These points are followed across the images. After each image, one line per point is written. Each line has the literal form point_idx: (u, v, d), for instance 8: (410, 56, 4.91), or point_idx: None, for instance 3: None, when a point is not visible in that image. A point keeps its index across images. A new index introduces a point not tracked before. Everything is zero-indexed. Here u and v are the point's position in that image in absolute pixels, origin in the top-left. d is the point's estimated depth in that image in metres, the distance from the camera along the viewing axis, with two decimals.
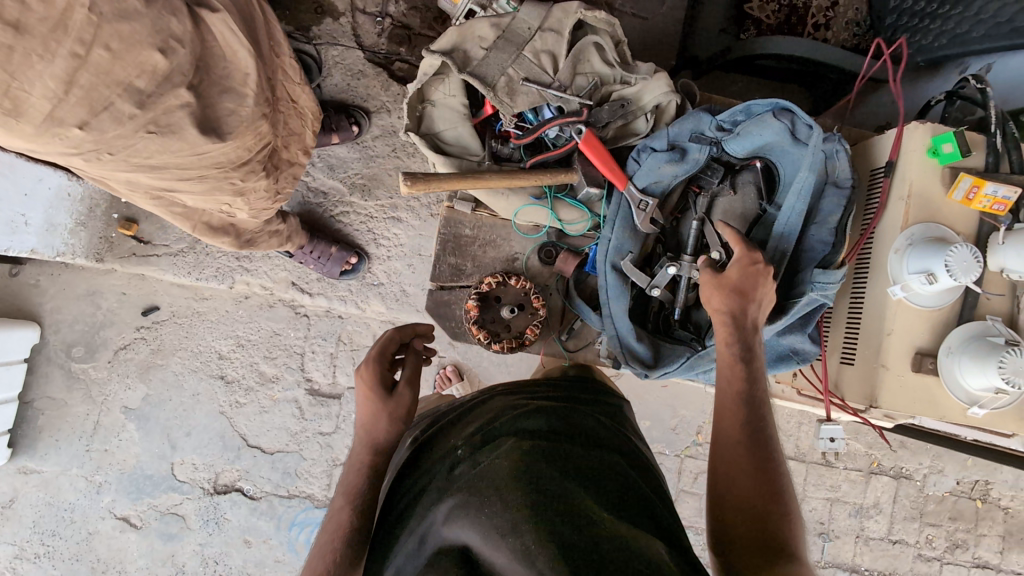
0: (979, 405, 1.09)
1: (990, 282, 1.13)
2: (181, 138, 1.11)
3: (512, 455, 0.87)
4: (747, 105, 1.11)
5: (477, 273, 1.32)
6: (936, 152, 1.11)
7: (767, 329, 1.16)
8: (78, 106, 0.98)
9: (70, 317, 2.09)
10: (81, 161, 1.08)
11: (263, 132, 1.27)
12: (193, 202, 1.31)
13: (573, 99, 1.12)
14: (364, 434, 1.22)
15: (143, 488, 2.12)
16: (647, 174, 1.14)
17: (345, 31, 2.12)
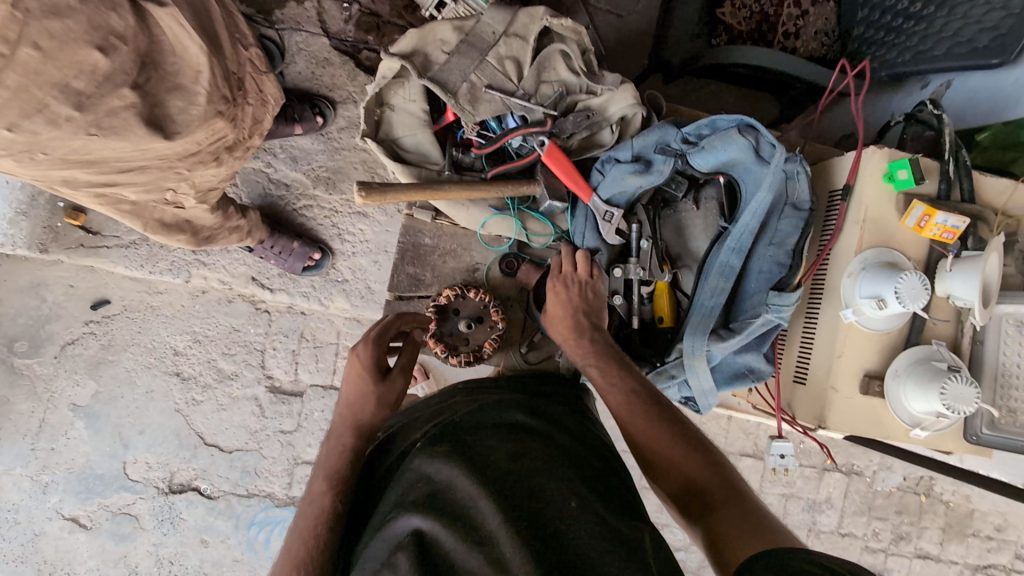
0: (921, 427, 1.12)
1: (936, 307, 1.16)
2: (125, 136, 1.05)
3: (477, 460, 0.92)
4: (713, 119, 1.10)
5: (435, 283, 1.31)
6: (892, 178, 1.13)
7: (722, 348, 1.15)
8: (8, 109, 0.92)
9: (12, 310, 1.99)
10: (12, 162, 1.02)
11: (215, 131, 1.21)
12: (136, 195, 1.23)
13: (536, 109, 1.09)
14: (348, 416, 1.17)
15: (94, 488, 2.04)
16: (612, 184, 1.12)
17: (310, 17, 2.04)
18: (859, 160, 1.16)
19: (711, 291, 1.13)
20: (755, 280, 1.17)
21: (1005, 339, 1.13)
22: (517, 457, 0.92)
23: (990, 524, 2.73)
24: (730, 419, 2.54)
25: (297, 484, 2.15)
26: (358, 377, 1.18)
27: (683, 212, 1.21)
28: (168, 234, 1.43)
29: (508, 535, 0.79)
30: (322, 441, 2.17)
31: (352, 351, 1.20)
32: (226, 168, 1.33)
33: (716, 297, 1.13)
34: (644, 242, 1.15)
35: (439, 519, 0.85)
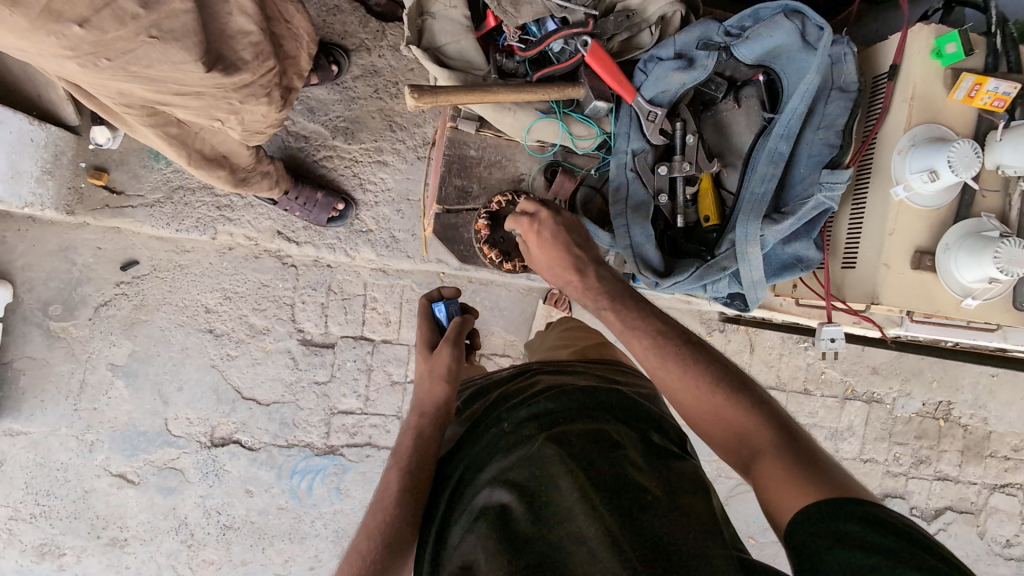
0: (972, 296, 1.15)
1: (985, 180, 1.17)
2: (178, 44, 1.05)
3: (560, 434, 0.97)
4: (755, 10, 1.10)
5: (483, 195, 1.28)
6: (941, 54, 1.14)
7: (775, 233, 1.17)
8: (79, 1, 0.94)
9: (43, 275, 2.00)
10: (75, 67, 1.04)
11: (262, 58, 1.22)
12: (185, 117, 1.25)
13: (578, 9, 1.05)
14: (418, 397, 1.29)
15: (139, 445, 2.09)
16: (656, 82, 1.11)
17: None
18: (903, 41, 1.17)
19: (761, 178, 1.14)
20: (804, 166, 1.18)
21: None
22: (599, 442, 0.96)
23: (1007, 445, 2.82)
24: (752, 354, 2.58)
25: (335, 432, 2.21)
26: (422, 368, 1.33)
27: (724, 112, 1.22)
28: (207, 168, 1.45)
29: (589, 514, 0.83)
30: (356, 390, 2.22)
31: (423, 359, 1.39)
32: (274, 107, 1.35)
33: (766, 183, 1.15)
34: (690, 138, 1.15)
35: (523, 496, 0.90)
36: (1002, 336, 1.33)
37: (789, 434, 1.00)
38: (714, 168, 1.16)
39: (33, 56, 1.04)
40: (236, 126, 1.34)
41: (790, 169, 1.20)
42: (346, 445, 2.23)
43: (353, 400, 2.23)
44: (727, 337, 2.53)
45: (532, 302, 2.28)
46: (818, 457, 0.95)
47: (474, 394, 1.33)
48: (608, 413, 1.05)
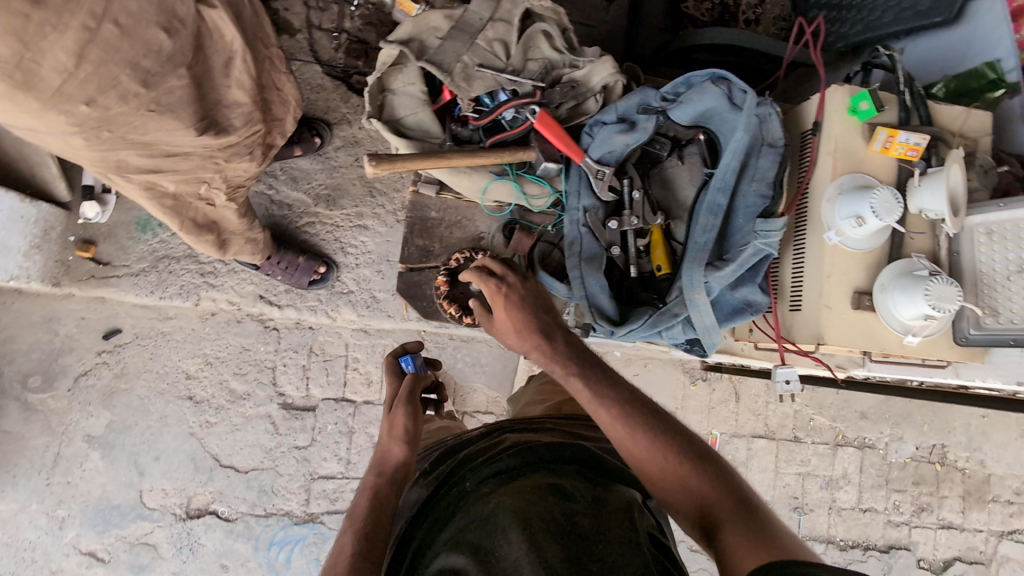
0: (912, 333, 1.17)
1: (912, 223, 1.24)
2: (173, 114, 1.10)
3: (523, 489, 0.98)
4: (687, 77, 1.17)
5: (444, 253, 1.33)
6: (855, 111, 1.22)
7: (718, 280, 1.17)
8: (88, 83, 0.97)
9: (24, 346, 2.02)
10: (80, 141, 1.05)
11: (250, 120, 1.27)
12: (174, 184, 1.27)
13: (526, 82, 1.15)
14: (378, 456, 1.27)
15: (111, 520, 2.03)
16: (602, 144, 1.16)
17: (302, 47, 2.21)
18: (824, 100, 1.25)
19: (703, 229, 1.17)
20: (741, 216, 1.19)
21: (979, 247, 1.20)
22: (561, 496, 0.96)
23: (1009, 488, 2.75)
24: (738, 402, 2.56)
25: (315, 499, 2.16)
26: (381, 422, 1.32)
27: (670, 169, 1.25)
28: (194, 232, 1.45)
29: (534, 567, 0.84)
30: (337, 453, 2.19)
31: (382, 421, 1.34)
32: (255, 163, 1.39)
33: (707, 233, 1.17)
34: (637, 194, 1.19)
35: (475, 556, 0.90)
36: (953, 372, 1.34)
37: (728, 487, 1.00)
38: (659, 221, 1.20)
39: (36, 134, 1.04)
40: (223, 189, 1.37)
41: (729, 220, 1.21)
42: (327, 512, 2.17)
43: (334, 464, 2.19)
44: (711, 386, 2.53)
45: (513, 357, 2.29)
46: (775, 527, 0.94)
47: (440, 456, 1.30)
48: (568, 463, 1.07)
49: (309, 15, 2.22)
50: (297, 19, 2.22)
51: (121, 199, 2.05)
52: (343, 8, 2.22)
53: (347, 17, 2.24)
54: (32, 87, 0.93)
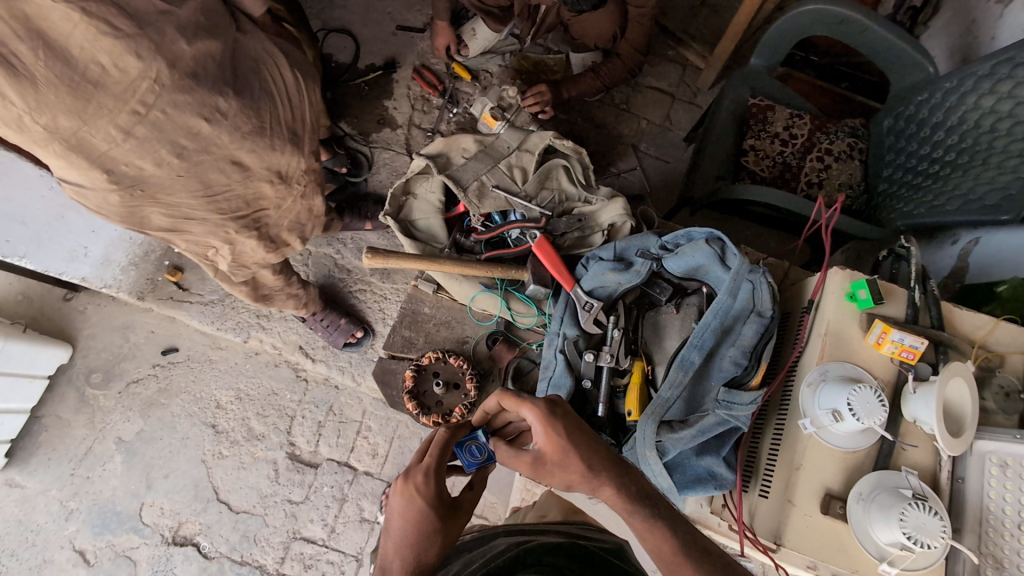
0: (888, 562, 0.99)
1: (907, 432, 1.09)
2: (199, 178, 1.20)
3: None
4: (690, 232, 1.14)
5: (425, 346, 1.37)
6: (853, 297, 1.13)
7: (675, 441, 1.07)
8: (131, 153, 1.09)
9: (100, 344, 2.31)
10: (115, 198, 1.14)
11: (257, 200, 1.37)
12: (188, 245, 1.36)
13: (535, 209, 1.22)
14: (411, 539, 1.01)
15: (108, 524, 2.14)
16: (594, 278, 1.17)
17: (399, 139, 2.56)
18: (823, 280, 1.17)
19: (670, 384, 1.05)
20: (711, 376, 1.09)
21: (989, 479, 1.03)
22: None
23: None
24: None
25: (290, 560, 2.15)
26: (406, 514, 1.03)
27: (664, 316, 1.18)
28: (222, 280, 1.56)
29: None
30: (324, 519, 2.19)
31: (413, 483, 1.06)
32: (263, 243, 1.47)
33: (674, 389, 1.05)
34: (618, 331, 1.13)
35: None
36: None
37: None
38: (628, 363, 1.12)
39: (79, 190, 1.13)
40: (226, 257, 1.44)
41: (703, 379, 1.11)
42: None
43: (318, 528, 2.19)
44: None
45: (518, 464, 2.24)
46: None
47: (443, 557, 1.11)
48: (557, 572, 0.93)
49: (412, 116, 2.59)
50: (400, 116, 2.58)
51: None
52: (443, 113, 2.58)
53: (443, 122, 2.57)
54: (80, 153, 1.05)
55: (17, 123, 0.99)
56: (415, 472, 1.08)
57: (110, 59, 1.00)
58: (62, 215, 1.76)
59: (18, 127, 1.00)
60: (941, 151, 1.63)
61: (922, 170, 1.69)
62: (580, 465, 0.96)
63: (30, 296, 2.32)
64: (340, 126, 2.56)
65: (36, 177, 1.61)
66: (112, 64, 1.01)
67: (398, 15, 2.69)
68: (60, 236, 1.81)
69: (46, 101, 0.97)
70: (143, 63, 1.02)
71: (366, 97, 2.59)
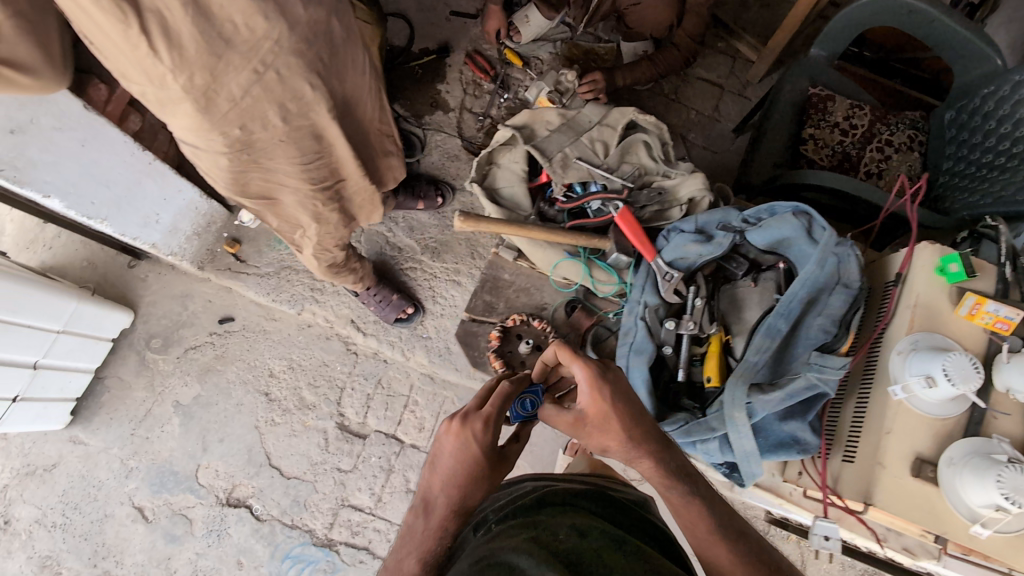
0: (982, 523, 1.02)
1: (998, 401, 1.10)
2: (297, 145, 1.23)
3: (546, 526, 0.89)
4: (773, 206, 1.18)
5: (506, 312, 1.51)
6: (943, 270, 1.18)
7: (763, 404, 1.11)
8: (244, 113, 1.12)
9: (160, 311, 2.40)
10: (225, 161, 1.20)
11: (338, 172, 1.40)
12: (277, 220, 1.46)
13: (616, 180, 1.32)
14: (454, 483, 1.05)
15: (166, 483, 2.23)
16: (675, 249, 1.23)
17: (451, 123, 2.60)
18: (912, 256, 1.24)
19: (755, 350, 1.11)
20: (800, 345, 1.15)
21: None
22: (585, 535, 0.87)
23: None
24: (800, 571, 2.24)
25: (338, 526, 2.21)
26: (460, 458, 1.06)
27: (741, 290, 1.23)
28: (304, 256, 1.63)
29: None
30: (371, 488, 2.26)
31: (460, 429, 1.09)
32: (341, 224, 1.54)
33: (761, 354, 1.12)
34: (699, 301, 1.21)
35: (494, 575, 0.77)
36: None
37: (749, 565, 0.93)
38: (714, 329, 1.18)
39: (197, 151, 1.19)
40: (311, 239, 1.53)
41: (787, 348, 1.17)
42: (345, 543, 2.21)
43: (366, 497, 2.26)
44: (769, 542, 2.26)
45: (562, 442, 2.28)
46: None
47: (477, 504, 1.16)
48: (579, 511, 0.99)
49: (464, 100, 2.63)
50: (453, 100, 2.63)
51: None
52: (494, 98, 2.61)
53: (494, 107, 2.61)
54: (206, 111, 1.08)
55: (158, 80, 1.01)
56: (474, 417, 1.10)
57: (241, 19, 1.01)
58: (140, 180, 1.83)
59: (159, 84, 1.02)
60: (1006, 144, 1.63)
61: (986, 163, 1.69)
62: (619, 433, 1.06)
63: (95, 262, 2.43)
64: (394, 108, 2.61)
65: (121, 143, 1.68)
66: (243, 24, 1.02)
67: (453, 1, 2.73)
68: (140, 201, 1.88)
69: (187, 57, 0.99)
70: (270, 26, 1.04)
71: (420, 80, 2.64)
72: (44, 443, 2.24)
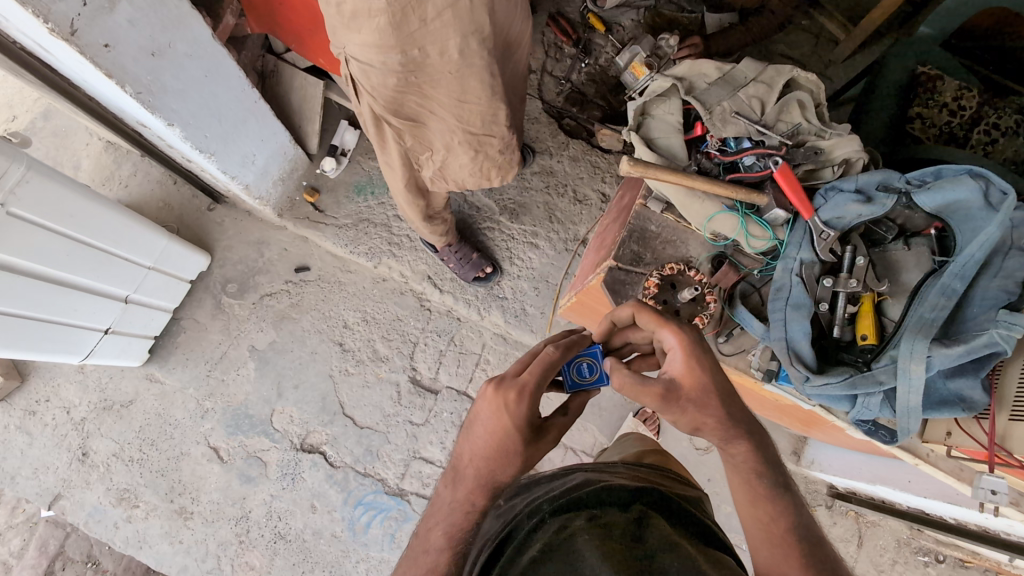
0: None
1: None
2: (461, 81, 1.31)
3: (601, 525, 0.88)
4: (937, 171, 1.19)
5: (653, 264, 1.29)
6: None
7: (942, 359, 1.04)
8: (433, 34, 1.18)
9: (236, 257, 2.39)
10: (395, 82, 1.27)
11: (490, 122, 1.45)
12: (408, 140, 1.44)
13: (775, 136, 1.24)
14: (487, 454, 1.06)
15: (241, 426, 2.26)
16: (834, 208, 1.18)
17: (533, 85, 2.55)
18: None
19: (930, 307, 1.07)
20: (974, 307, 1.09)
21: None
22: (641, 528, 0.88)
23: None
24: (859, 549, 2.26)
25: (409, 477, 2.24)
26: (491, 430, 1.05)
27: (893, 253, 1.20)
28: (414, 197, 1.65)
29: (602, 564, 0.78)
30: (442, 442, 2.27)
31: (499, 400, 1.05)
32: (474, 163, 1.53)
33: (937, 312, 1.07)
34: (860, 259, 1.17)
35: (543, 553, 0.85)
36: None
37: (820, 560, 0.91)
38: (882, 288, 1.14)
39: (366, 69, 1.26)
40: (435, 164, 1.52)
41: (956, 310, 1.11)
42: (416, 493, 2.24)
43: (436, 451, 2.28)
44: (831, 519, 2.28)
45: (633, 409, 2.31)
46: None
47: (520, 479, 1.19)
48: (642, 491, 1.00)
49: (546, 62, 2.57)
50: (535, 62, 2.57)
51: (352, 164, 2.43)
52: (575, 63, 2.55)
53: (576, 71, 2.55)
54: (397, 28, 1.14)
55: None
56: (509, 385, 1.06)
57: None
58: (246, 117, 1.84)
59: None
60: None
61: None
62: (716, 408, 1.01)
63: (171, 204, 2.42)
64: None
65: (236, 79, 1.71)
66: None
67: None
68: (244, 140, 1.90)
69: None
70: None
71: None
72: (122, 379, 2.28)
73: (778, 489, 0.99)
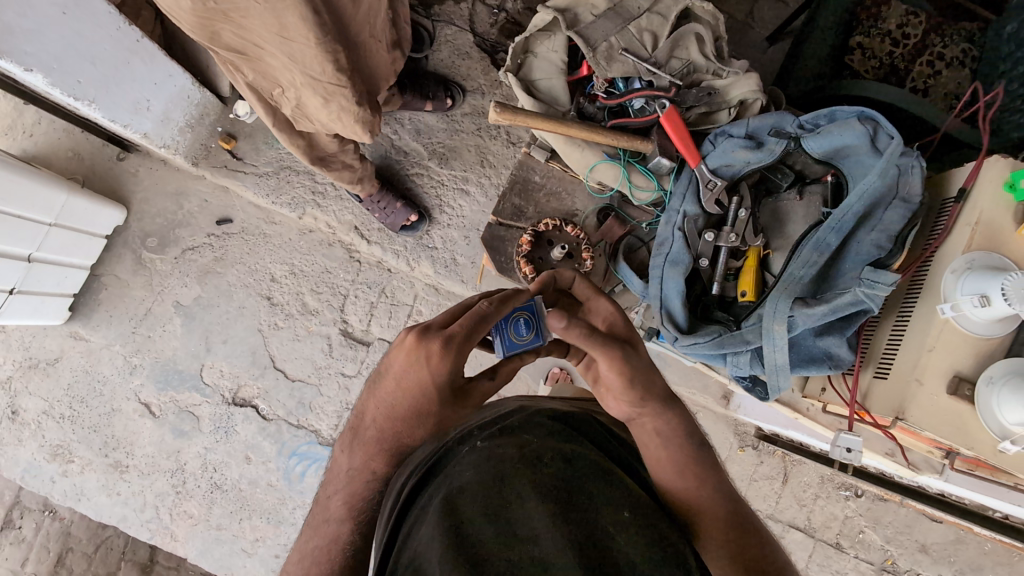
0: (1010, 440, 1.09)
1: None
2: (275, 16, 1.21)
3: (532, 461, 0.81)
4: (832, 113, 1.35)
5: (535, 217, 1.53)
6: (1014, 187, 1.19)
7: (806, 316, 1.28)
8: None
9: (154, 210, 2.28)
10: (190, 5, 1.17)
11: (334, 67, 1.35)
12: (252, 77, 1.41)
13: (666, 76, 1.39)
14: (397, 412, 0.95)
15: (171, 380, 2.24)
16: (721, 156, 1.36)
17: (462, 15, 2.33)
18: (980, 168, 1.23)
19: (802, 261, 1.30)
20: (851, 260, 1.33)
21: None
22: (578, 469, 0.82)
23: None
24: (784, 485, 2.34)
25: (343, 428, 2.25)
26: (404, 388, 0.93)
27: (786, 202, 1.42)
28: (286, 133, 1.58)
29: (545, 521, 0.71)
30: None
31: (419, 352, 0.91)
32: (330, 110, 1.45)
33: (806, 266, 1.30)
34: (742, 212, 1.37)
35: (478, 502, 0.77)
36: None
37: (735, 510, 0.97)
38: (758, 243, 1.36)
39: None
40: (291, 102, 1.46)
41: (839, 257, 1.35)
42: None
43: None
44: (759, 458, 2.34)
45: None
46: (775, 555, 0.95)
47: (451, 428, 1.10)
48: (574, 435, 0.93)
49: None
50: None
51: None
52: None
53: None
54: None
55: None
56: (433, 336, 0.91)
57: None
58: (126, 60, 1.67)
59: None
60: None
61: None
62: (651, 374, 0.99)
63: (80, 154, 2.27)
64: None
65: (104, 15, 1.53)
66: None
67: None
68: (128, 84, 1.73)
69: None
70: None
71: None
72: (45, 337, 2.23)
73: (704, 455, 1.00)
